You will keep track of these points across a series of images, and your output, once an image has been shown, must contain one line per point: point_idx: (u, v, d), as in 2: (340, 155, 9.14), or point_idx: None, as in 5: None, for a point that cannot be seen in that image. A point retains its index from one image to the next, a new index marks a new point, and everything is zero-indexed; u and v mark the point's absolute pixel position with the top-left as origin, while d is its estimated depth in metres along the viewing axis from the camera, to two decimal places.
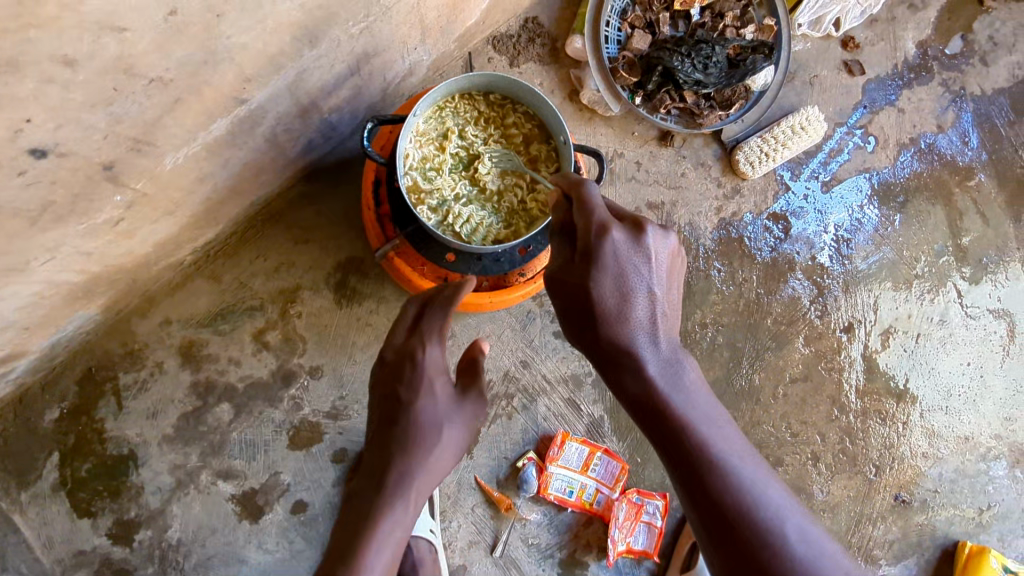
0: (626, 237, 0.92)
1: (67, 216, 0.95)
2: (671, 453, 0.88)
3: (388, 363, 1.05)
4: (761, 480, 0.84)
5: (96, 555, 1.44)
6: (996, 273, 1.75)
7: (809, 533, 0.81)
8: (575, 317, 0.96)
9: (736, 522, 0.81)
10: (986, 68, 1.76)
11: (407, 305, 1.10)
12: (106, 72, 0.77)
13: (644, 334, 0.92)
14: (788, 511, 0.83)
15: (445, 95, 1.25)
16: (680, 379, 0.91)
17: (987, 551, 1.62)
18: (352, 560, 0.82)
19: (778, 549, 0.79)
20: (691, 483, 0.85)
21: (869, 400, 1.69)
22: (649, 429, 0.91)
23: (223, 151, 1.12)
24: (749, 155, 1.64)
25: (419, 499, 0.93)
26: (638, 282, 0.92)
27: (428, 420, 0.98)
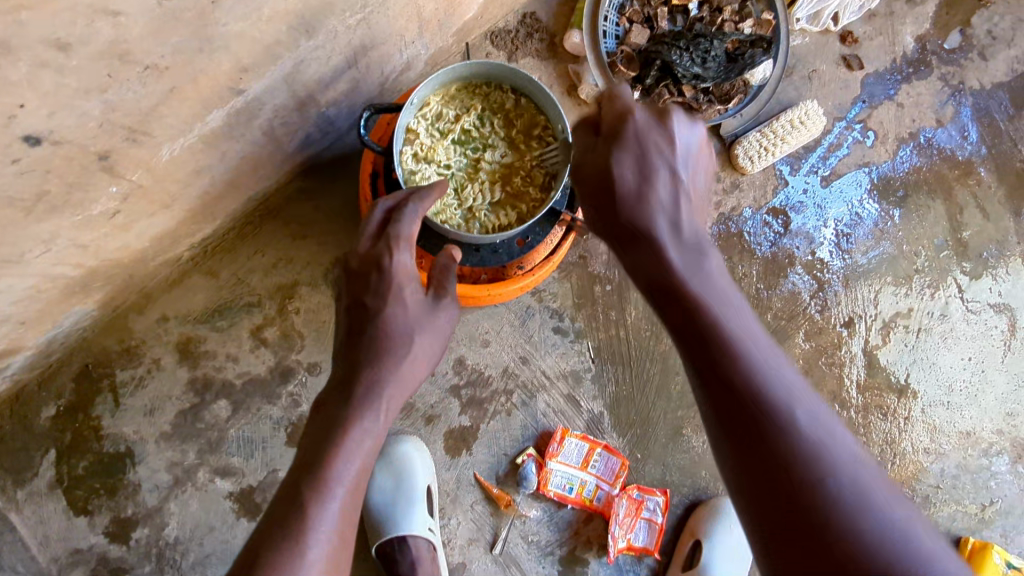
0: (650, 116, 0.94)
1: (62, 208, 0.94)
2: (686, 332, 0.87)
3: (355, 270, 1.07)
4: (779, 370, 0.81)
5: (92, 553, 1.43)
6: (996, 268, 1.74)
7: (822, 421, 0.77)
8: (593, 201, 0.98)
9: (745, 402, 0.78)
10: (985, 62, 1.76)
11: (374, 206, 1.08)
12: (100, 57, 0.77)
13: (669, 208, 0.92)
14: (801, 397, 0.79)
15: (456, 79, 1.25)
16: (699, 263, 0.90)
17: (990, 546, 1.61)
18: (323, 467, 0.86)
19: (786, 431, 0.76)
20: (703, 361, 0.83)
21: (870, 395, 1.68)
22: (665, 310, 0.90)
23: (220, 143, 1.11)
24: (748, 149, 1.63)
25: (389, 407, 0.97)
26: (661, 163, 0.93)
27: (396, 330, 1.02)
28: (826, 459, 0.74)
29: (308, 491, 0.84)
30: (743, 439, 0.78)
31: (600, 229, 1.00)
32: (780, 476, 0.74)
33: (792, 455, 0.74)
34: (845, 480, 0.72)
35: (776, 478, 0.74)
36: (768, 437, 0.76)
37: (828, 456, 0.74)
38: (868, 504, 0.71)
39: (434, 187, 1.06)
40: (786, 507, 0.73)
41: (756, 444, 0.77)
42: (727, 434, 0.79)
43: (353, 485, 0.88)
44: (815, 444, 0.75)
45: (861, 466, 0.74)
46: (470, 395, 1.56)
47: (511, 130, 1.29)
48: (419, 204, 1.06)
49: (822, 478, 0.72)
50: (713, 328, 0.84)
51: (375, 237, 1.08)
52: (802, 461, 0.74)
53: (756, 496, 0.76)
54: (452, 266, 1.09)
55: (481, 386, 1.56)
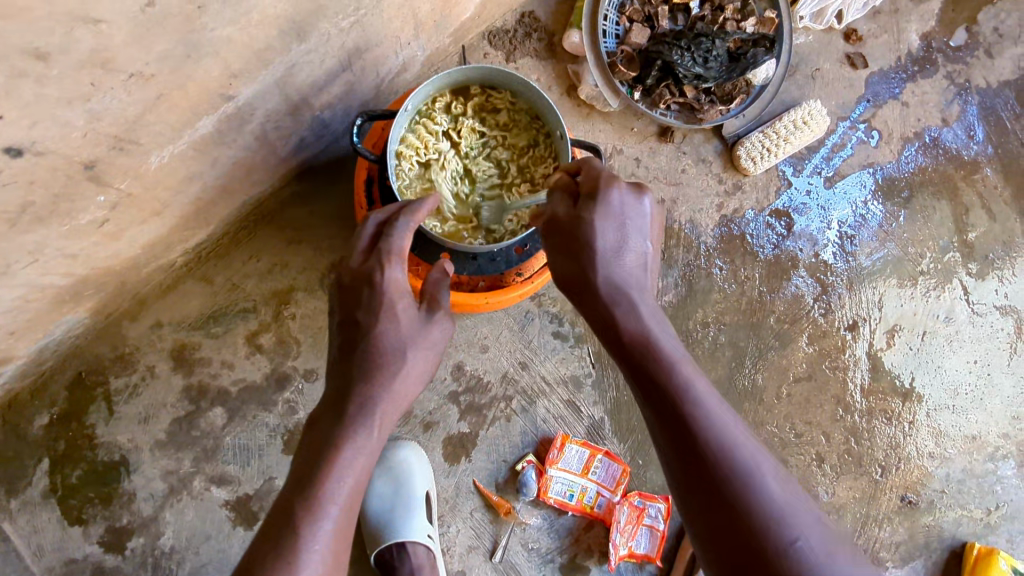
0: (629, 192, 0.96)
1: (48, 218, 0.92)
2: (651, 394, 0.87)
3: (347, 285, 1.05)
4: (743, 431, 0.83)
5: (87, 563, 1.41)
6: (1002, 269, 1.71)
7: (782, 482, 0.79)
8: (564, 256, 0.98)
9: (713, 468, 0.79)
10: (991, 61, 1.73)
11: (366, 220, 1.07)
12: (82, 66, 0.74)
13: (634, 282, 0.96)
14: (762, 457, 0.80)
15: (520, 94, 1.24)
16: (663, 330, 0.92)
17: (996, 552, 1.59)
18: (314, 488, 0.85)
19: (752, 495, 0.76)
20: (670, 421, 0.83)
21: (874, 399, 1.66)
22: (631, 374, 0.90)
23: (212, 150, 1.09)
24: (750, 150, 1.60)
25: (383, 424, 0.95)
26: (634, 235, 0.96)
27: (389, 345, 1.00)
28: (790, 520, 0.75)
29: (302, 510, 0.83)
30: (710, 507, 0.78)
31: (567, 282, 0.99)
32: (749, 546, 0.74)
33: (759, 517, 0.75)
34: (811, 541, 0.74)
35: (745, 550, 0.74)
36: (735, 503, 0.76)
37: (792, 518, 0.76)
38: (832, 566, 0.73)
39: (422, 199, 1.05)
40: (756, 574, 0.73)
41: (724, 509, 0.77)
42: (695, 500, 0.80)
43: (347, 503, 0.86)
44: (779, 508, 0.76)
45: (820, 526, 0.76)
46: (469, 402, 1.54)
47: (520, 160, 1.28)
48: (410, 217, 1.05)
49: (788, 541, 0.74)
50: (680, 390, 0.84)
51: (367, 252, 1.07)
52: (770, 527, 0.75)
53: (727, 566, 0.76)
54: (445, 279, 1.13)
55: (480, 393, 1.54)
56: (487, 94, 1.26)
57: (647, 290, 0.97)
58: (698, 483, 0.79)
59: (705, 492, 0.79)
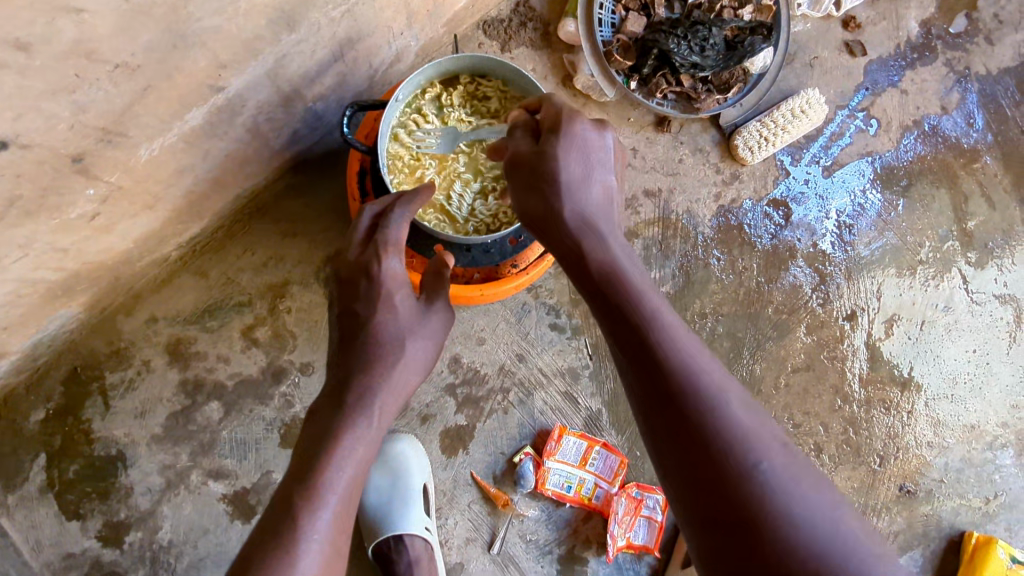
0: (592, 125, 0.95)
1: (37, 212, 0.91)
2: (617, 324, 0.84)
3: (345, 278, 1.06)
4: (708, 358, 0.80)
5: (85, 558, 1.41)
6: (1002, 258, 1.70)
7: (748, 407, 0.76)
8: (527, 191, 0.95)
9: (676, 391, 0.76)
10: (991, 47, 1.71)
11: (361, 212, 1.07)
12: (66, 57, 0.73)
13: (601, 213, 0.94)
14: (729, 384, 0.78)
15: (512, 82, 1.23)
16: (629, 264, 0.90)
17: (994, 542, 1.59)
18: (312, 479, 0.84)
19: (714, 416, 0.74)
20: (635, 349, 0.81)
21: (873, 389, 1.65)
22: (598, 307, 0.88)
23: (203, 142, 1.08)
24: (748, 140, 1.59)
25: (383, 415, 0.95)
26: (596, 167, 0.95)
27: (388, 335, 1.01)
28: (756, 442, 0.72)
29: (300, 501, 0.82)
30: (673, 432, 0.75)
31: (532, 218, 0.96)
32: (712, 469, 0.71)
33: (724, 438, 0.72)
34: (776, 464, 0.71)
35: (708, 474, 0.71)
36: (699, 426, 0.73)
37: (756, 440, 0.72)
38: (796, 490, 0.69)
39: (419, 191, 1.05)
40: (717, 497, 0.70)
41: (687, 432, 0.74)
42: (658, 426, 0.77)
43: (346, 495, 0.85)
44: (744, 430, 0.73)
45: (788, 452, 0.73)
46: (466, 394, 1.53)
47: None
48: (406, 207, 1.05)
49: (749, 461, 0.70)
50: (643, 318, 0.82)
51: (365, 244, 1.08)
52: (735, 449, 0.71)
53: (689, 493, 0.72)
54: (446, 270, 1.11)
55: (477, 385, 1.54)
56: (478, 83, 1.25)
57: (615, 224, 0.95)
58: (662, 409, 0.76)
59: (667, 416, 0.76)
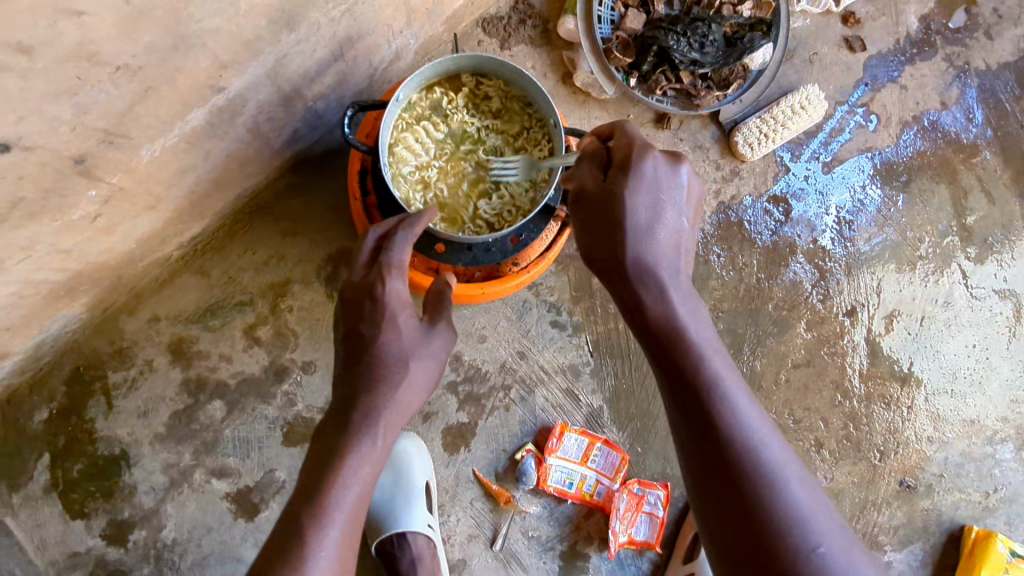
0: (666, 165, 0.93)
1: (39, 213, 0.91)
2: (680, 381, 0.87)
3: (349, 299, 1.05)
4: (767, 426, 0.84)
5: (90, 556, 1.41)
6: (1002, 253, 1.71)
7: (804, 482, 0.81)
8: (596, 231, 0.96)
9: (736, 459, 0.80)
10: (991, 42, 1.71)
11: (365, 235, 1.07)
12: (67, 59, 0.74)
13: (667, 258, 0.93)
14: (786, 457, 0.82)
15: (511, 81, 1.24)
16: (695, 314, 0.92)
17: (994, 535, 1.59)
18: (319, 498, 0.85)
19: (772, 492, 0.78)
20: (698, 411, 0.84)
21: (873, 384, 1.66)
22: (658, 357, 0.90)
23: (204, 143, 1.08)
24: (748, 137, 1.59)
25: (388, 433, 0.95)
26: (669, 206, 0.93)
27: (392, 355, 0.99)
28: (811, 522, 0.77)
29: (307, 520, 0.83)
30: (731, 500, 0.79)
31: (597, 260, 0.97)
32: (768, 543, 0.76)
33: (779, 516, 0.77)
34: (828, 544, 0.76)
35: (763, 548, 0.76)
36: (759, 501, 0.78)
37: (812, 519, 0.78)
38: (848, 571, 0.75)
39: (420, 214, 1.06)
40: (771, 572, 0.75)
41: (746, 505, 0.78)
42: (715, 493, 0.81)
43: (351, 514, 0.86)
44: (801, 510, 0.78)
45: (838, 530, 0.79)
46: (467, 392, 1.54)
47: (517, 147, 1.27)
48: (408, 231, 1.05)
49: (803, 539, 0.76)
50: (709, 380, 0.85)
51: (369, 266, 1.08)
52: (791, 528, 0.76)
53: (739, 563, 0.78)
54: (447, 291, 1.11)
55: (479, 382, 1.54)
56: (478, 82, 1.25)
57: (682, 270, 0.94)
58: (722, 477, 0.80)
59: (726, 483, 0.80)
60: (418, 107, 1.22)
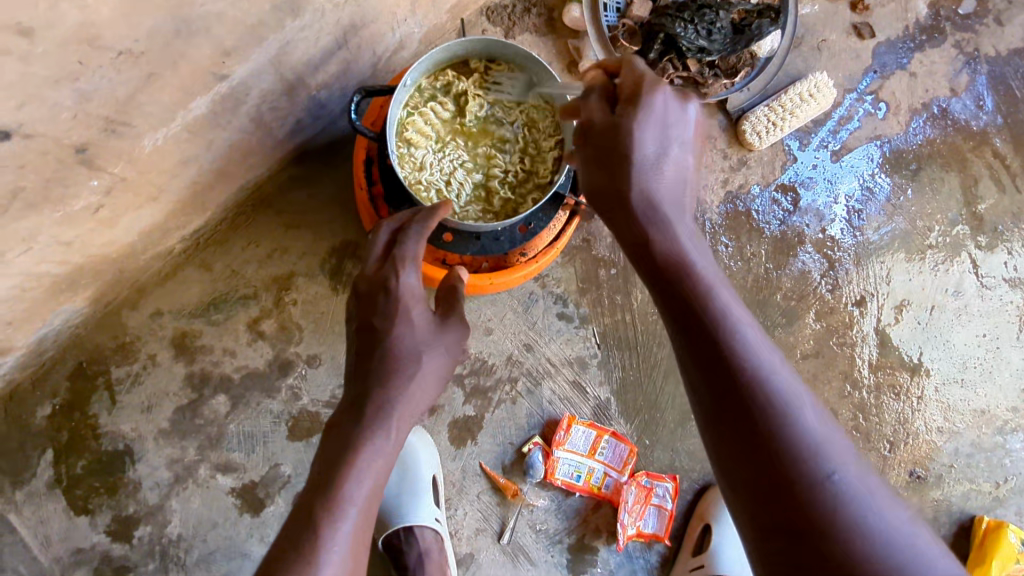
0: (673, 98, 0.90)
1: (40, 204, 0.90)
2: (687, 311, 0.83)
3: (362, 293, 1.05)
4: (778, 359, 0.79)
5: (95, 552, 1.40)
6: (1012, 241, 1.69)
7: (822, 415, 0.75)
8: (599, 168, 0.93)
9: (746, 388, 0.75)
10: (1001, 28, 1.69)
11: (379, 229, 1.08)
12: (68, 43, 0.72)
13: (670, 199, 0.90)
14: (800, 387, 0.77)
15: (521, 66, 1.22)
16: (700, 254, 0.89)
17: (1005, 526, 1.58)
18: (332, 490, 0.83)
19: (784, 422, 0.73)
20: (702, 342, 0.80)
21: (883, 374, 1.64)
22: (664, 289, 0.87)
23: (207, 132, 1.07)
24: (755, 125, 1.57)
25: (401, 427, 0.94)
26: (675, 144, 0.90)
27: (406, 349, 0.99)
28: (827, 452, 0.71)
29: (321, 512, 0.81)
30: (742, 434, 0.74)
31: (600, 194, 0.94)
32: (783, 477, 0.70)
33: (795, 445, 0.71)
34: (847, 478, 0.70)
35: (777, 482, 0.71)
36: (769, 428, 0.73)
37: (830, 449, 0.72)
38: (870, 503, 0.69)
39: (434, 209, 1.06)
40: (785, 509, 0.69)
41: (755, 436, 0.73)
42: (725, 427, 0.76)
43: (365, 506, 0.84)
44: (816, 440, 0.72)
45: (859, 463, 0.72)
46: (474, 384, 1.52)
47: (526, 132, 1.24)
48: (422, 227, 1.06)
49: (821, 470, 0.70)
50: (717, 313, 0.81)
51: (381, 261, 1.08)
52: (805, 459, 0.70)
53: (756, 501, 0.72)
54: (460, 286, 1.10)
55: (485, 375, 1.53)
56: (487, 67, 1.23)
57: (686, 206, 0.93)
58: (729, 407, 0.76)
59: (736, 412, 0.75)
60: (427, 90, 1.21)
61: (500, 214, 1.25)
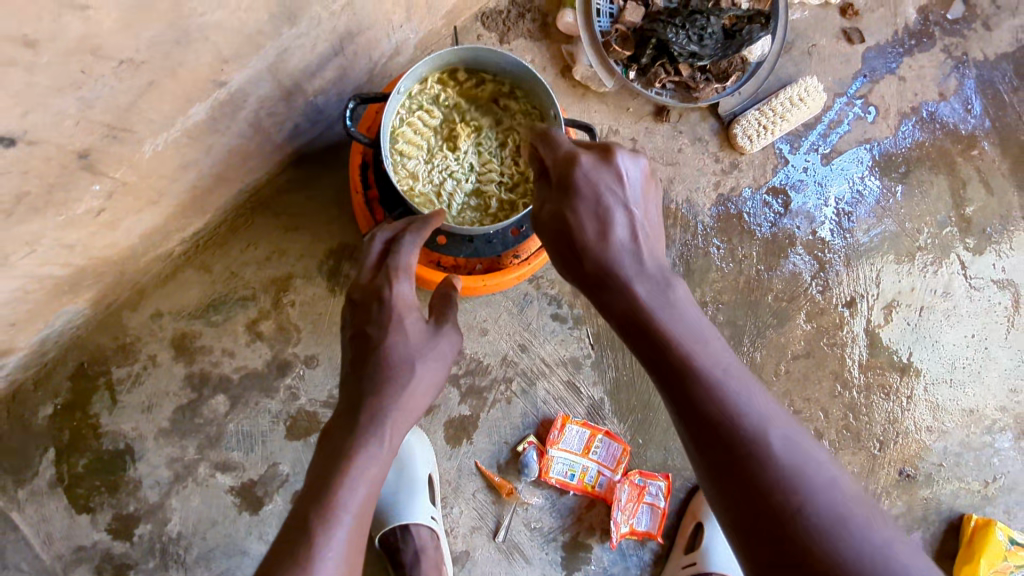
0: (594, 164, 0.89)
1: (44, 208, 0.92)
2: (658, 365, 0.83)
3: (358, 301, 1.08)
4: (751, 393, 0.79)
5: (96, 550, 1.42)
6: (1000, 243, 1.71)
7: (796, 444, 0.75)
8: (554, 245, 0.93)
9: (721, 431, 0.76)
10: (989, 33, 1.72)
11: (373, 238, 1.11)
12: (72, 53, 0.74)
13: (626, 254, 0.87)
14: (776, 420, 0.77)
15: (509, 74, 1.23)
16: (668, 295, 0.86)
17: (993, 523, 1.60)
18: (327, 498, 0.85)
19: (761, 459, 0.73)
20: (675, 395, 0.80)
21: (873, 374, 1.66)
22: (636, 344, 0.86)
23: (206, 138, 1.09)
24: (746, 129, 1.60)
25: (395, 435, 0.96)
26: (615, 204, 0.88)
27: (398, 356, 1.01)
28: (804, 484, 0.72)
29: (315, 520, 0.83)
30: (723, 478, 0.75)
31: (561, 262, 0.93)
32: (765, 516, 0.71)
33: (773, 484, 0.72)
34: (827, 509, 0.70)
35: (760, 521, 0.72)
36: (747, 469, 0.73)
37: (808, 480, 0.72)
38: (851, 530, 0.69)
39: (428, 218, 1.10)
40: (770, 544, 0.70)
41: (736, 478, 0.74)
42: (706, 468, 0.77)
43: (359, 512, 0.86)
44: (793, 475, 0.72)
45: (840, 488, 0.72)
46: (469, 384, 1.55)
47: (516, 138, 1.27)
48: (415, 236, 1.09)
49: (800, 504, 0.70)
50: (683, 363, 0.80)
51: (376, 270, 1.11)
52: (783, 496, 0.71)
53: (745, 538, 0.73)
54: (454, 293, 1.13)
55: (480, 375, 1.55)
56: (476, 76, 1.26)
57: (650, 250, 0.89)
58: (708, 453, 0.77)
59: (716, 455, 0.76)
60: (417, 100, 1.23)
61: (494, 217, 1.28)
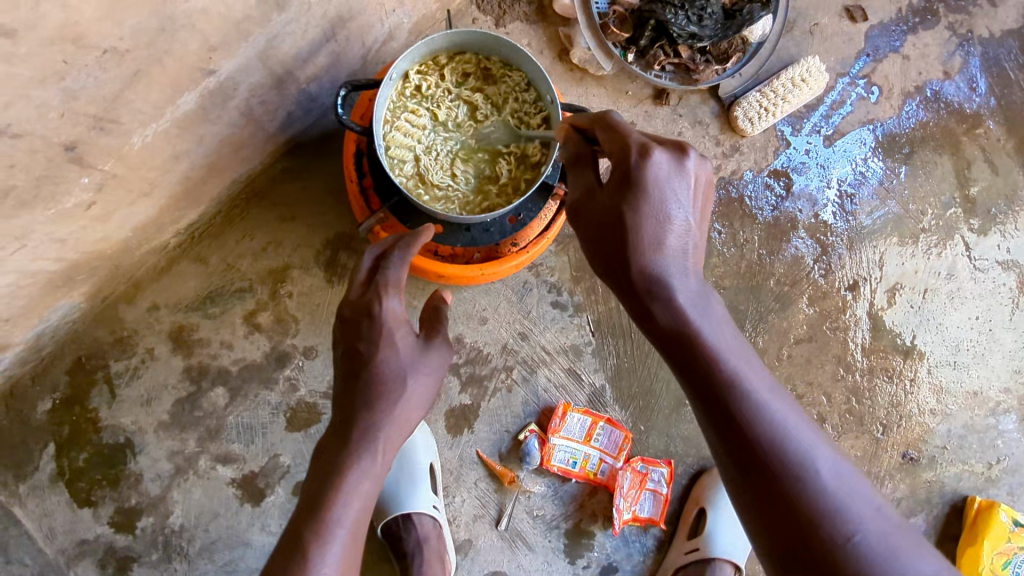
0: (670, 162, 0.85)
1: (32, 202, 0.91)
2: (697, 379, 0.81)
3: (347, 318, 1.05)
4: (793, 413, 0.78)
5: (99, 544, 1.42)
6: (1005, 224, 1.69)
7: (838, 467, 0.74)
8: (603, 244, 0.90)
9: (767, 455, 0.74)
10: (995, 9, 1.68)
11: (363, 254, 1.09)
12: (53, 43, 0.73)
13: (674, 264, 0.85)
14: (816, 440, 0.76)
15: (494, 51, 1.24)
16: (709, 311, 0.84)
17: (996, 505, 1.60)
18: (321, 514, 0.84)
19: (804, 483, 0.72)
20: (716, 411, 0.78)
21: (876, 358, 1.65)
22: (675, 359, 0.83)
23: (196, 127, 1.07)
24: (748, 111, 1.57)
25: (387, 450, 0.95)
26: (674, 210, 0.85)
27: (390, 372, 0.99)
28: (847, 511, 0.71)
29: (309, 538, 0.82)
30: (765, 497, 0.73)
31: (603, 260, 0.90)
32: (808, 539, 0.70)
33: (816, 507, 0.71)
34: (872, 537, 0.70)
35: (803, 543, 0.70)
36: (790, 491, 0.72)
37: (848, 504, 0.71)
38: (894, 561, 0.68)
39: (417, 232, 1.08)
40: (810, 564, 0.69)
41: (779, 498, 0.72)
42: (745, 485, 0.75)
43: (353, 530, 0.85)
44: (838, 499, 0.71)
45: (881, 517, 0.71)
46: (469, 373, 1.54)
47: (509, 113, 1.25)
48: (405, 252, 1.08)
49: (840, 527, 0.70)
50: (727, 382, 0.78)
51: (364, 286, 1.08)
52: (824, 517, 0.70)
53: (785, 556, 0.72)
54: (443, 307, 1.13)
55: (480, 363, 1.54)
56: (461, 58, 1.25)
57: (696, 266, 0.87)
58: (751, 478, 0.75)
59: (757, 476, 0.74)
60: (408, 86, 1.21)
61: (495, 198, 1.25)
